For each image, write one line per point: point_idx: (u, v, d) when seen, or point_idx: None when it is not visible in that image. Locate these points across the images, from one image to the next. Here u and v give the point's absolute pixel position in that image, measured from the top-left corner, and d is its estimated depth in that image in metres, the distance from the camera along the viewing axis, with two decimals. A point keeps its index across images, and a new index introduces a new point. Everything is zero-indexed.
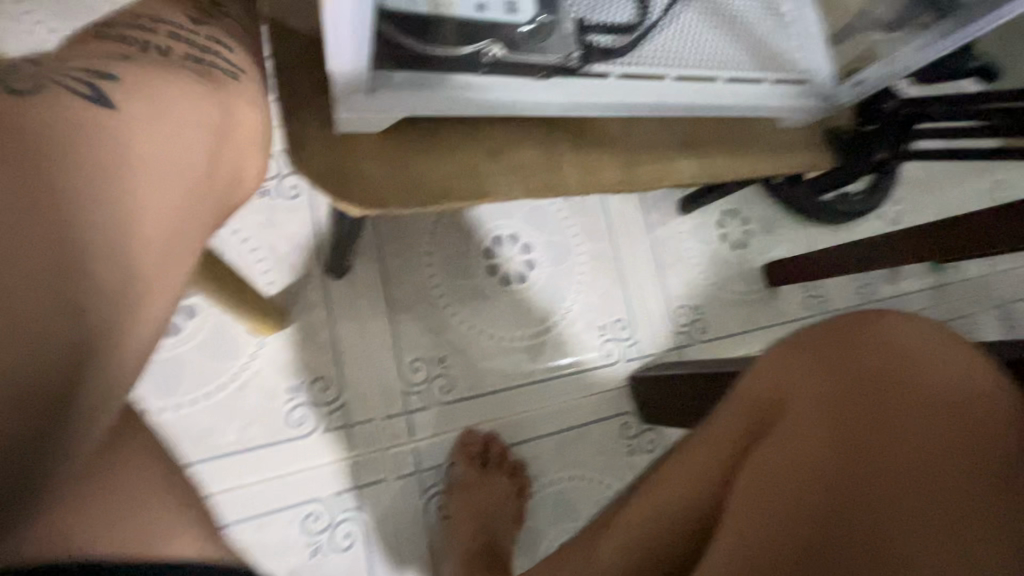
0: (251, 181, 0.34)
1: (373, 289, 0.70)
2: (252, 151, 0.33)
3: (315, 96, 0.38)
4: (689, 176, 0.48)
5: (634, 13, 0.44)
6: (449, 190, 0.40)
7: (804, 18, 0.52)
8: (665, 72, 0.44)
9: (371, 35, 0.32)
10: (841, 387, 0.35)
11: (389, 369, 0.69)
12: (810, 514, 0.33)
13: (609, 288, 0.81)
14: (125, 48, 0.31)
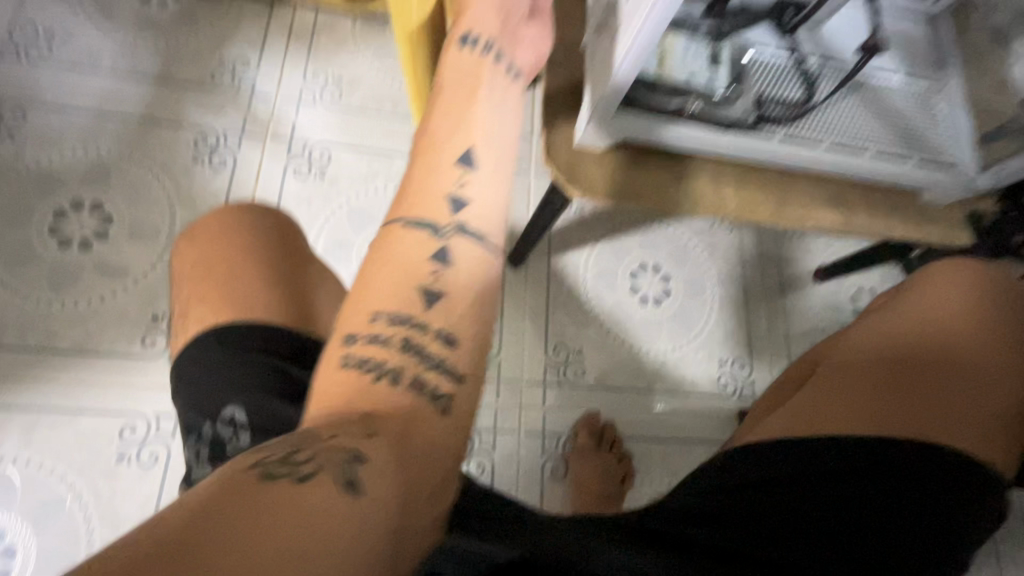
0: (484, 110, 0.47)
1: (538, 283, 0.88)
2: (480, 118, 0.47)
3: (566, 120, 0.57)
4: (831, 225, 0.60)
5: (804, 93, 0.58)
6: (639, 193, 0.57)
7: (953, 116, 0.62)
8: (819, 140, 0.58)
9: (618, 92, 0.49)
10: (924, 318, 0.56)
11: (537, 347, 0.85)
12: (885, 371, 0.54)
13: (734, 328, 0.91)
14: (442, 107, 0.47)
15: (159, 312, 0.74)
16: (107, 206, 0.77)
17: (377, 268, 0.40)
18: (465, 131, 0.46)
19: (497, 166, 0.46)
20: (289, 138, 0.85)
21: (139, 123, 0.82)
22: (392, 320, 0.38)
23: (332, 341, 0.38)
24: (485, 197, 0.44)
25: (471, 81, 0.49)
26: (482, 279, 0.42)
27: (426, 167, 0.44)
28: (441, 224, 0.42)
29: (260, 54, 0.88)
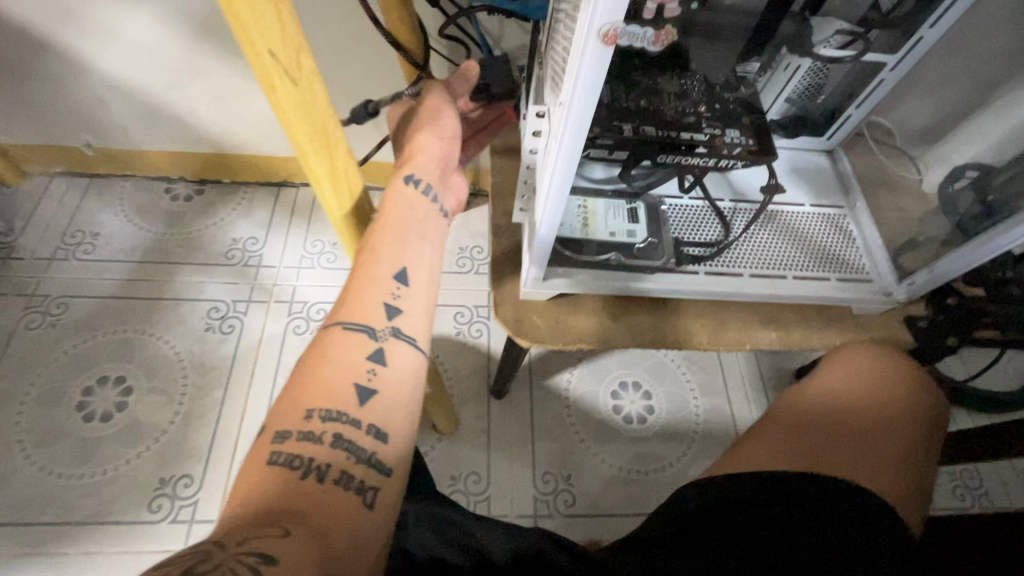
0: (418, 235, 0.57)
1: (521, 411, 0.92)
2: (415, 240, 0.57)
3: (511, 278, 0.65)
4: (769, 344, 0.65)
5: (718, 233, 0.66)
6: (584, 336, 0.63)
7: (868, 233, 0.69)
8: (740, 271, 0.65)
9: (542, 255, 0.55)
10: (832, 386, 0.60)
11: (526, 476, 0.86)
12: (799, 434, 0.57)
13: (722, 439, 0.92)
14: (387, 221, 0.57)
15: (167, 475, 0.80)
16: (128, 378, 0.87)
17: (317, 370, 0.48)
18: (399, 256, 0.55)
19: (426, 287, 0.56)
20: (289, 300, 0.97)
21: (161, 301, 0.94)
22: (324, 417, 0.45)
23: (265, 436, 0.44)
24: (415, 310, 0.54)
25: (411, 218, 0.57)
26: (407, 384, 0.51)
27: (366, 276, 0.53)
28: (379, 329, 0.51)
29: (267, 230, 1.03)
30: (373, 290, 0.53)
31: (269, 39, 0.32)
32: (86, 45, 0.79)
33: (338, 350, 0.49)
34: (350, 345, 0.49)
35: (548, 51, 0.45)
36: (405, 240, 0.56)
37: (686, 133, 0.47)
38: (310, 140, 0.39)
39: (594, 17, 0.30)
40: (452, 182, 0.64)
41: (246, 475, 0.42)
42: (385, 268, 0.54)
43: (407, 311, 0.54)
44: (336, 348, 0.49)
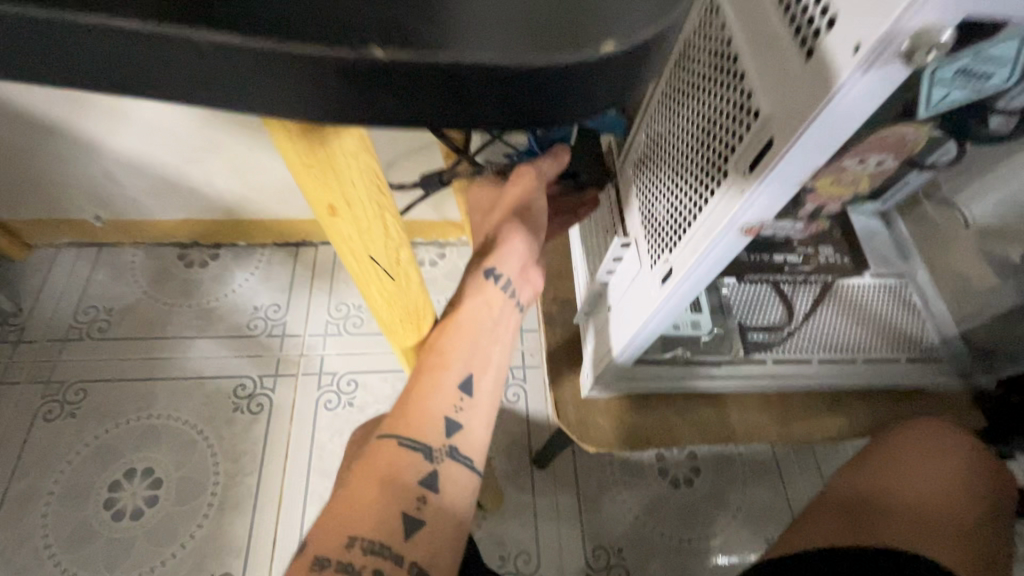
0: (494, 336, 0.45)
1: (566, 479, 0.89)
2: (490, 338, 0.44)
3: (569, 375, 0.63)
4: (839, 433, 0.62)
5: (783, 315, 0.63)
6: (650, 436, 0.60)
7: (933, 305, 0.67)
8: (809, 357, 0.61)
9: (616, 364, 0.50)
10: (891, 456, 0.58)
11: (576, 552, 0.84)
12: (856, 509, 0.56)
13: (771, 499, 0.90)
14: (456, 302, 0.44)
15: (206, 575, 0.77)
16: (157, 469, 0.83)
17: (363, 484, 0.38)
18: (472, 358, 0.43)
19: (491, 395, 0.44)
20: (318, 372, 0.93)
21: (184, 380, 0.90)
22: (367, 548, 0.35)
23: (303, 557, 0.35)
24: (478, 425, 0.43)
25: (487, 320, 0.44)
26: (457, 517, 0.40)
27: (427, 384, 0.41)
28: (435, 447, 0.40)
29: (288, 295, 0.99)
30: (434, 395, 0.41)
31: (376, 248, 0.28)
32: (96, 127, 0.75)
33: (383, 463, 0.38)
34: (402, 455, 0.39)
35: (635, 179, 0.42)
36: (479, 335, 0.43)
37: (779, 255, 0.44)
38: (398, 323, 0.35)
39: (740, 213, 0.27)
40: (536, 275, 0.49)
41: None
42: (453, 367, 0.42)
43: (468, 424, 0.42)
44: (382, 459, 0.39)
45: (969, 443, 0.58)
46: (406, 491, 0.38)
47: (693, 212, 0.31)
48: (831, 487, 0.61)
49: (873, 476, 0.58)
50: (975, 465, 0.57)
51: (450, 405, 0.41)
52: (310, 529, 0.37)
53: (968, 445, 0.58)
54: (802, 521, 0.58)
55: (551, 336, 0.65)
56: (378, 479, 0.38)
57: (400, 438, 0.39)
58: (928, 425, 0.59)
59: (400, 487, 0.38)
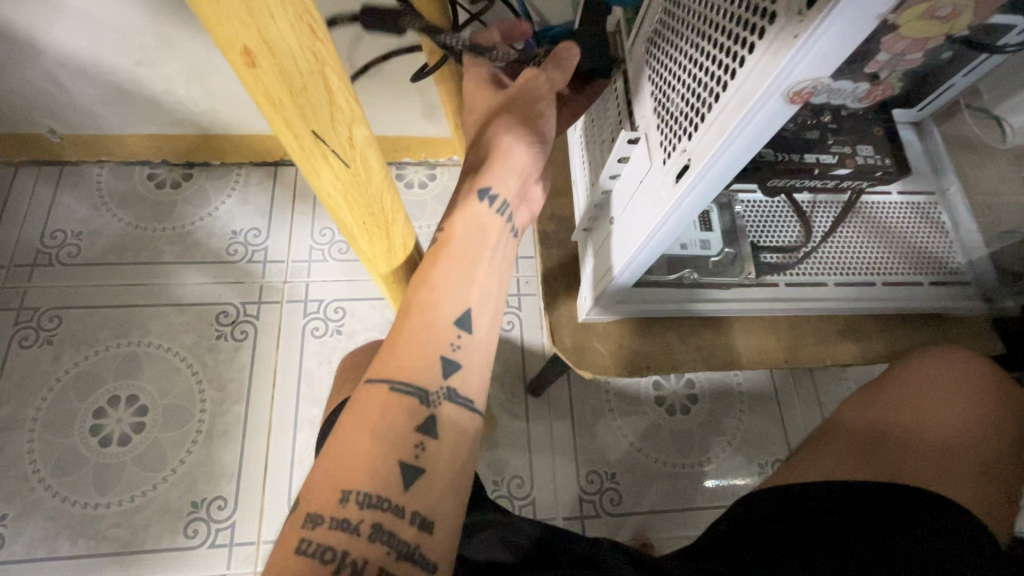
0: (491, 269, 0.42)
1: (561, 407, 0.88)
2: (484, 268, 0.41)
3: (566, 298, 0.58)
4: (851, 358, 0.58)
5: (799, 235, 0.59)
6: (650, 361, 0.56)
7: (963, 225, 0.62)
8: (824, 279, 0.58)
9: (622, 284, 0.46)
10: (909, 382, 0.54)
11: (571, 476, 0.84)
12: (871, 439, 0.52)
13: (768, 428, 0.89)
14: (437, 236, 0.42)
15: (199, 498, 0.76)
16: (142, 397, 0.81)
17: (354, 437, 0.34)
18: (466, 291, 0.40)
19: (490, 334, 0.41)
20: (303, 299, 0.88)
21: (165, 307, 0.86)
22: (364, 502, 0.32)
23: (293, 515, 0.32)
24: (479, 362, 0.40)
25: (483, 249, 0.41)
26: (466, 459, 0.37)
27: (420, 321, 0.38)
28: (431, 390, 0.37)
29: (268, 219, 0.93)
30: (426, 335, 0.38)
31: (319, 119, 0.24)
32: (32, 20, 0.66)
33: (370, 417, 0.35)
34: (395, 402, 0.35)
35: (648, 59, 0.36)
36: (474, 266, 0.40)
37: (810, 154, 0.38)
38: (359, 217, 0.32)
39: (789, 63, 0.21)
40: (532, 196, 0.47)
41: (267, 557, 0.32)
42: (445, 302, 0.39)
43: (470, 363, 0.39)
44: (373, 415, 0.35)
45: (989, 368, 0.54)
46: (400, 445, 0.34)
47: (721, 79, 0.26)
48: (841, 413, 0.57)
49: (890, 406, 0.54)
50: (997, 391, 0.53)
51: (452, 344, 0.39)
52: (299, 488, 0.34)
53: (989, 370, 0.53)
54: (808, 451, 0.54)
55: (547, 257, 0.60)
56: (376, 435, 0.34)
57: (393, 386, 0.36)
58: (943, 351, 0.55)
59: (397, 436, 0.35)
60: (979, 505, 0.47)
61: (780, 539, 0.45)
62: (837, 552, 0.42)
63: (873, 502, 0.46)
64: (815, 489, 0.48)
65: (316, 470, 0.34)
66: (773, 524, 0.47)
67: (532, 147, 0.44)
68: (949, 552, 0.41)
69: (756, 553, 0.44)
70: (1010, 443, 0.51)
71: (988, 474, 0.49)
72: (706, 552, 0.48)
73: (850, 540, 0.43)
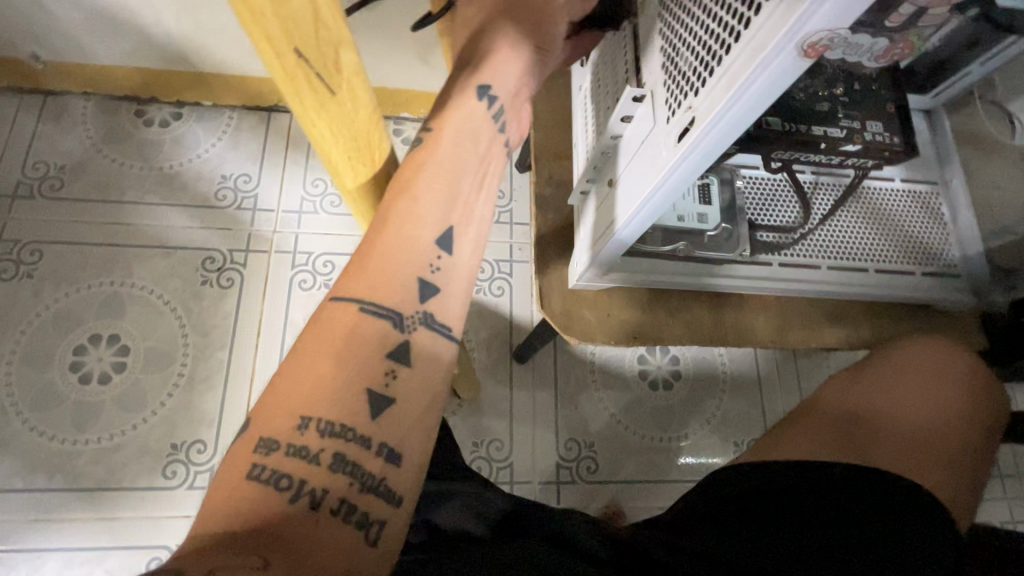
0: (477, 183, 0.40)
1: (546, 375, 0.88)
2: (472, 183, 0.39)
3: (557, 263, 0.57)
4: (837, 344, 0.58)
5: (797, 215, 0.58)
6: (636, 332, 0.56)
7: (961, 218, 0.61)
8: (818, 262, 0.57)
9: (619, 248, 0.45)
10: (890, 372, 0.54)
11: (550, 443, 0.85)
12: (847, 422, 0.52)
13: (747, 408, 0.90)
14: (423, 139, 0.39)
15: (178, 441, 0.77)
16: (124, 338, 0.80)
17: (319, 357, 0.32)
18: (450, 205, 0.38)
19: (473, 256, 0.39)
20: (292, 251, 0.87)
21: (151, 250, 0.85)
22: (325, 430, 0.31)
23: (245, 437, 0.31)
24: (457, 289, 0.38)
25: (470, 159, 0.39)
26: (438, 389, 0.35)
27: (398, 234, 0.36)
28: (405, 314, 0.35)
29: (260, 166, 0.91)
30: (402, 250, 0.35)
31: (303, 35, 0.23)
32: None
33: (338, 332, 0.33)
34: (365, 324, 0.33)
35: (661, 13, 0.34)
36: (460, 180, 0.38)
37: (819, 126, 0.37)
38: (346, 152, 0.31)
39: (802, 21, 0.20)
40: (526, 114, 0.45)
41: (216, 478, 0.30)
42: (427, 215, 0.37)
43: (450, 288, 0.37)
44: (340, 332, 0.33)
45: (967, 365, 0.54)
46: (367, 365, 0.33)
47: (734, 33, 0.25)
48: (821, 394, 0.57)
49: (870, 391, 0.54)
50: (975, 386, 0.53)
51: (432, 263, 0.36)
52: (254, 410, 0.32)
53: (969, 364, 0.54)
54: (783, 430, 0.55)
55: (541, 221, 0.59)
56: (345, 359, 0.32)
57: (363, 306, 0.34)
58: (927, 345, 0.55)
59: (362, 357, 0.33)
60: (946, 492, 0.48)
61: (740, 515, 0.46)
62: (793, 537, 0.43)
63: (838, 482, 0.47)
64: (787, 468, 0.48)
65: (273, 390, 0.32)
66: (736, 496, 0.48)
67: (528, 60, 0.43)
68: (897, 543, 0.43)
69: (714, 526, 0.45)
70: (982, 437, 0.52)
71: (957, 465, 0.49)
72: (671, 522, 0.48)
73: (804, 521, 0.44)
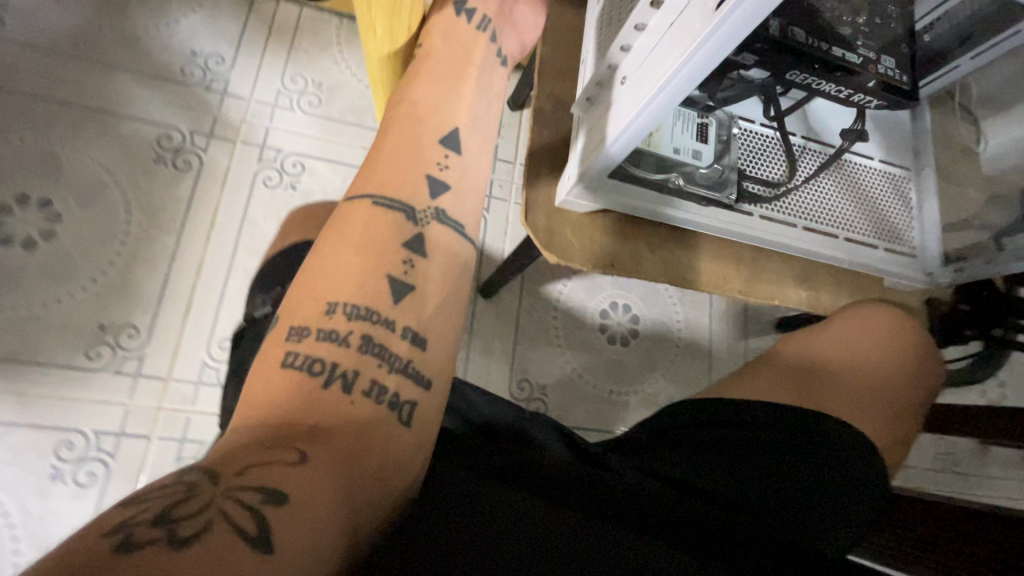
0: (472, 95, 0.50)
1: (508, 314, 0.88)
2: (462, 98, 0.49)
3: (547, 180, 0.56)
4: (796, 304, 0.61)
5: (782, 173, 0.59)
6: (614, 260, 0.56)
7: (927, 204, 0.64)
8: (794, 221, 0.59)
9: (610, 163, 0.46)
10: (853, 334, 0.56)
11: (503, 380, 0.85)
12: (803, 376, 0.54)
13: (695, 374, 0.93)
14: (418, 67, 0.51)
15: (107, 322, 0.71)
16: (57, 204, 0.73)
17: (341, 250, 0.39)
18: (449, 110, 0.48)
19: (478, 155, 0.47)
20: (260, 144, 0.81)
21: (100, 116, 0.77)
22: (351, 313, 0.37)
23: (279, 329, 0.37)
24: (466, 186, 0.45)
25: (459, 73, 0.51)
26: None
27: (404, 133, 0.45)
28: (419, 210, 0.42)
29: (236, 49, 0.84)
30: (404, 142, 0.44)
31: None
32: None
33: (353, 217, 0.40)
34: (378, 223, 0.40)
35: None
36: (451, 95, 0.48)
37: (840, 49, 0.37)
38: None
39: None
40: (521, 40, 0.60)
41: (256, 373, 0.36)
42: (428, 119, 0.46)
43: (456, 186, 0.44)
44: (354, 208, 0.41)
45: (918, 333, 0.57)
46: (383, 252, 0.39)
47: None
48: (782, 348, 0.59)
49: (829, 351, 0.56)
50: (924, 354, 0.56)
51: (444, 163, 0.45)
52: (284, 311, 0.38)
53: (921, 334, 0.56)
54: (743, 376, 0.56)
55: (537, 135, 0.57)
56: (367, 266, 0.38)
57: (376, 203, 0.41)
58: (889, 311, 0.56)
59: (378, 245, 0.39)
60: (885, 443, 0.51)
61: (703, 444, 0.47)
62: (750, 467, 0.44)
63: (798, 422, 0.48)
64: (747, 406, 0.49)
65: (304, 291, 0.38)
66: (700, 425, 0.49)
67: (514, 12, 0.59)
68: (848, 479, 0.45)
69: (674, 450, 0.46)
70: (920, 400, 0.56)
71: (895, 421, 0.53)
72: (628, 444, 0.49)
73: (765, 453, 0.46)
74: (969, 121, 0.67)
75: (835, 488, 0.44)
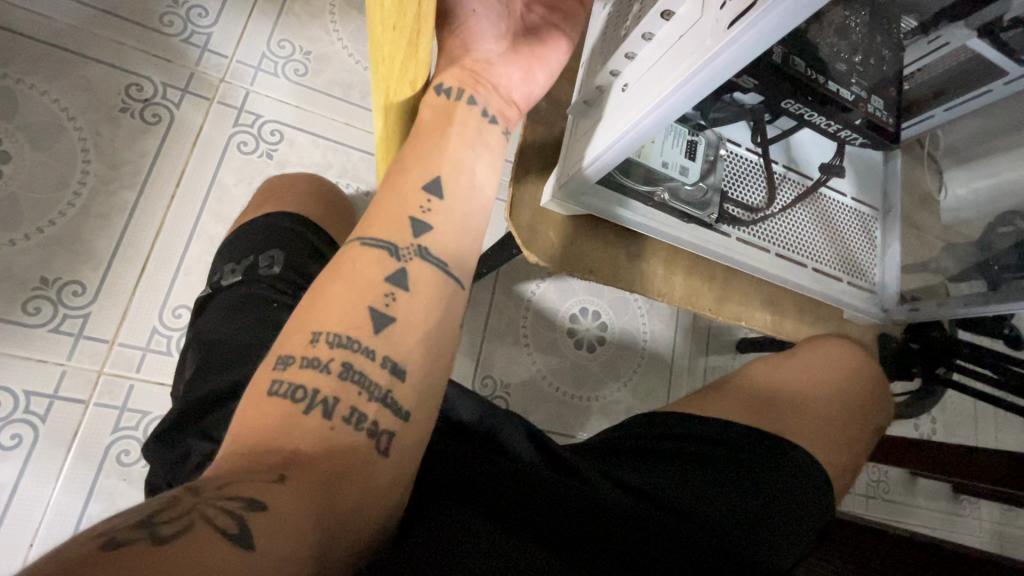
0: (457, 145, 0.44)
1: (479, 309, 0.87)
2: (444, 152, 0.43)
3: (535, 179, 0.56)
4: (761, 326, 0.63)
5: (761, 199, 0.60)
6: (592, 266, 0.56)
7: (891, 245, 0.67)
8: (767, 246, 0.60)
9: (603, 168, 0.46)
10: (810, 363, 0.59)
11: (467, 375, 0.84)
12: (764, 399, 0.56)
13: (655, 386, 0.94)
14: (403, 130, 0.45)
15: (51, 274, 0.66)
16: (5, 142, 0.67)
17: (329, 283, 0.37)
18: (434, 162, 0.42)
19: (468, 198, 0.43)
20: (238, 107, 0.77)
21: (63, 54, 0.72)
22: (333, 342, 0.35)
23: (265, 362, 0.35)
24: (453, 224, 0.41)
25: (440, 127, 0.44)
26: None
27: (391, 198, 0.41)
28: (402, 245, 0.39)
29: (222, 5, 0.80)
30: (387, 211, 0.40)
31: None
32: None
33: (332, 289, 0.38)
34: (363, 261, 0.38)
35: None
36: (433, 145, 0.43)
37: (834, 84, 0.38)
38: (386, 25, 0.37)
39: None
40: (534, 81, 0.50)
41: (240, 403, 0.33)
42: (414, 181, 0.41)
43: (443, 232, 0.41)
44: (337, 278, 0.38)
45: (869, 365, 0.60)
46: (361, 304, 0.36)
47: None
48: (745, 372, 0.60)
49: (787, 376, 0.58)
50: (876, 387, 0.59)
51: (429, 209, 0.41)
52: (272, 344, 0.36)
53: (873, 369, 0.60)
54: (706, 395, 0.57)
55: (530, 132, 0.57)
56: (353, 296, 0.36)
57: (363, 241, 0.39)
58: (845, 347, 0.60)
59: (365, 285, 0.37)
60: (833, 469, 0.53)
61: (666, 456, 0.48)
62: (706, 481, 0.45)
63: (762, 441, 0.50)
64: (707, 424, 0.51)
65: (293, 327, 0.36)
66: (664, 440, 0.50)
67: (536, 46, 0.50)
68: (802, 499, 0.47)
69: (636, 462, 0.47)
70: (871, 432, 0.58)
71: (846, 450, 0.54)
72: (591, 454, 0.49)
73: (726, 468, 0.47)
74: (933, 171, 0.69)
75: (790, 504, 0.46)
